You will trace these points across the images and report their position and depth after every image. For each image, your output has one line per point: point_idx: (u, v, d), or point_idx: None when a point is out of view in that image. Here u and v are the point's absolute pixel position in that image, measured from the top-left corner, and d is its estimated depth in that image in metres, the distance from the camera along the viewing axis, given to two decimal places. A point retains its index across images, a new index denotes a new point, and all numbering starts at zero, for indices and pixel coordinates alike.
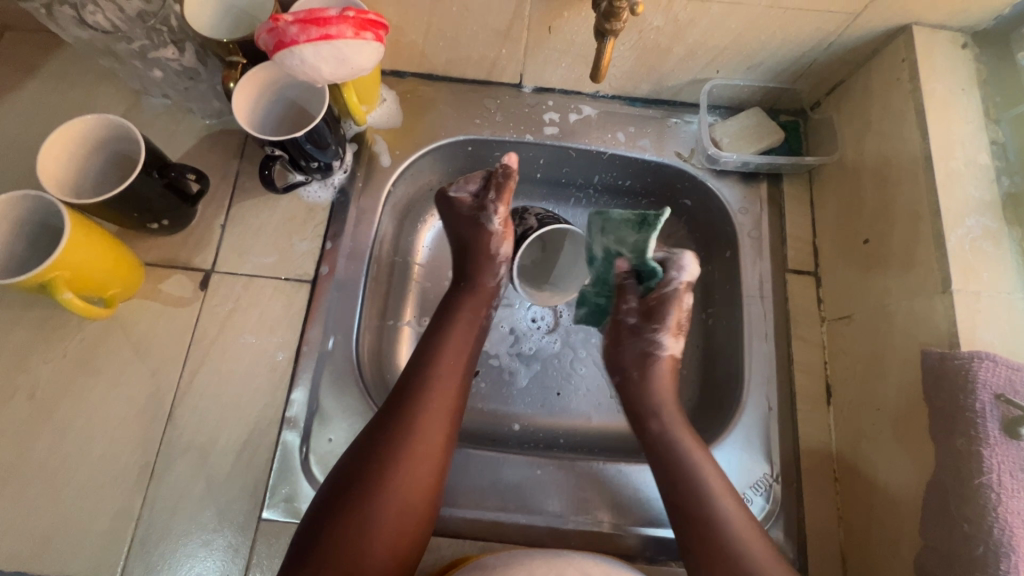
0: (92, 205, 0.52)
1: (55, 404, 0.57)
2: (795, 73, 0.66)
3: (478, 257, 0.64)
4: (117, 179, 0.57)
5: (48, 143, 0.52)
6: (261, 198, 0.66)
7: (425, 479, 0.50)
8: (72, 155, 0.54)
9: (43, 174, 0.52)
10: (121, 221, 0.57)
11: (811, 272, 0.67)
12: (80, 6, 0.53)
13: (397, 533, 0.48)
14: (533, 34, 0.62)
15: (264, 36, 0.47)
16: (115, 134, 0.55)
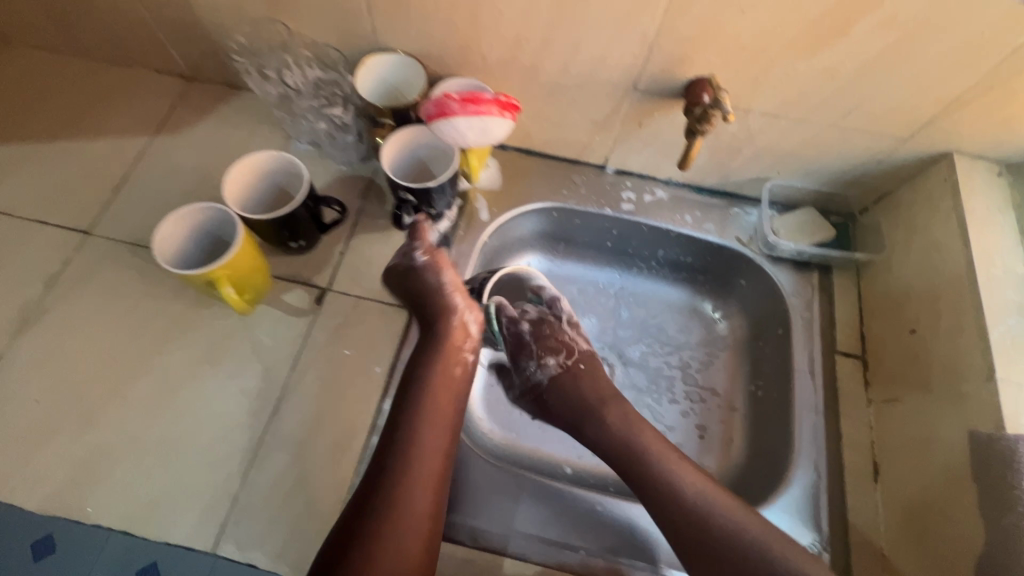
0: (258, 221, 0.63)
1: (180, 387, 0.65)
2: (847, 180, 0.76)
3: (426, 298, 0.68)
4: (273, 204, 0.69)
5: (236, 170, 0.65)
6: (376, 234, 0.77)
7: (430, 484, 0.57)
8: (249, 180, 0.67)
9: (227, 193, 0.64)
10: (272, 238, 0.67)
11: (858, 356, 0.73)
12: (284, 70, 0.73)
13: (410, 520, 0.55)
14: (625, 127, 0.75)
15: (427, 106, 0.59)
16: (284, 168, 0.67)
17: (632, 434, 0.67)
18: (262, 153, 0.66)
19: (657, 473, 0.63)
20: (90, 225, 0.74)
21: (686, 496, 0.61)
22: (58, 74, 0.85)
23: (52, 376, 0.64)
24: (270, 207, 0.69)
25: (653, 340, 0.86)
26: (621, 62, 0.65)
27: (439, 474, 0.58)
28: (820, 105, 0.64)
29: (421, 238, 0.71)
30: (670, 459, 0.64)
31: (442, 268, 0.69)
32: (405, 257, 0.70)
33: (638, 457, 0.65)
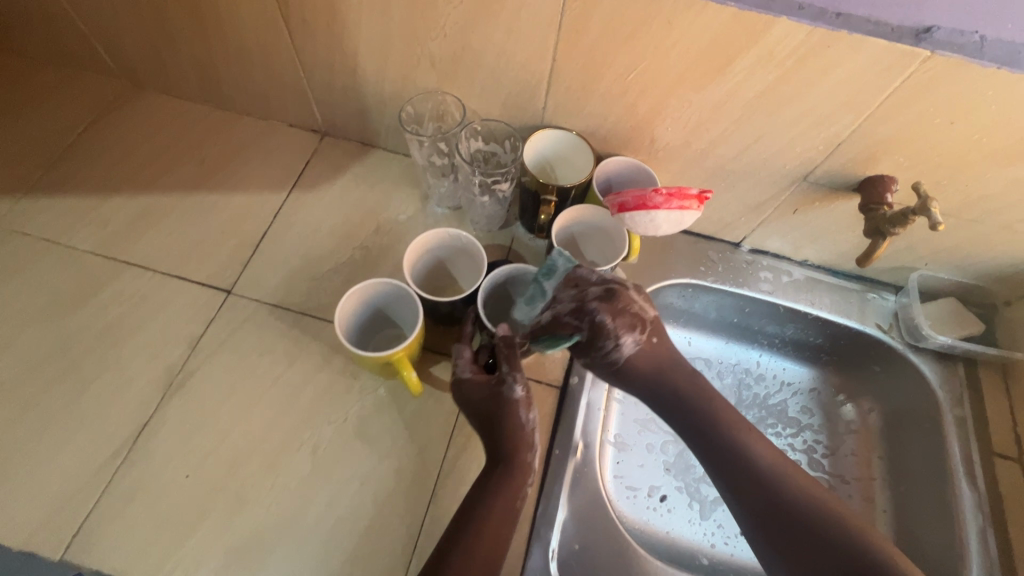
0: (436, 301, 0.62)
1: (335, 465, 0.62)
2: (996, 275, 0.75)
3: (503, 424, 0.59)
4: (431, 276, 0.70)
5: (412, 248, 0.65)
6: None
7: (496, 537, 0.53)
8: (418, 254, 0.66)
9: (404, 268, 0.64)
10: (437, 316, 0.65)
11: (1016, 458, 0.71)
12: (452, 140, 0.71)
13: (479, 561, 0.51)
14: (778, 212, 0.74)
15: (625, 196, 0.58)
16: (454, 246, 0.68)
17: (708, 400, 0.63)
18: (436, 230, 0.66)
19: (735, 443, 0.60)
20: (231, 283, 0.72)
21: (775, 475, 0.59)
22: (194, 124, 0.84)
23: (202, 448, 0.61)
24: (428, 279, 0.70)
25: (779, 422, 0.84)
26: (800, 156, 0.64)
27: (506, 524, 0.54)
28: (1000, 208, 0.64)
29: (515, 367, 0.59)
30: (755, 435, 0.61)
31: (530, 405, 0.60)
32: (504, 385, 0.59)
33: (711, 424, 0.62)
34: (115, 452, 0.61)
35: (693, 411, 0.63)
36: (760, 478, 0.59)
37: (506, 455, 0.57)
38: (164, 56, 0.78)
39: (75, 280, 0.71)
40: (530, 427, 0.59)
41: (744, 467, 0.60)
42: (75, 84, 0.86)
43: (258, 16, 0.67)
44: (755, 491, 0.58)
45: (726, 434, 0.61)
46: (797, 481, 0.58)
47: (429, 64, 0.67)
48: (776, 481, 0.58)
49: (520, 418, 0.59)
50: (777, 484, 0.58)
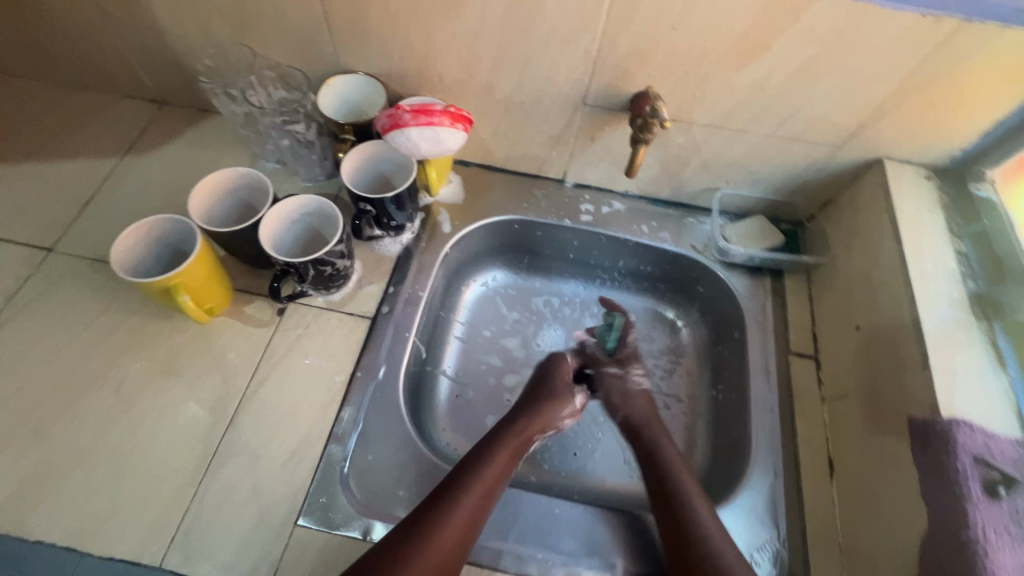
0: (219, 234, 0.64)
1: (138, 398, 0.65)
2: (791, 189, 0.79)
3: (546, 411, 0.70)
4: (238, 216, 0.71)
5: (201, 186, 0.66)
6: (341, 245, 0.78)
7: (460, 527, 0.56)
8: (215, 194, 0.69)
9: (191, 207, 0.66)
10: (235, 250, 0.68)
11: (811, 355, 0.75)
12: (249, 91, 0.76)
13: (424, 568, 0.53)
14: (579, 141, 0.78)
15: (381, 117, 0.62)
16: (250, 184, 0.69)
17: (648, 415, 0.72)
18: (228, 170, 0.68)
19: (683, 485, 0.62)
20: (54, 241, 0.75)
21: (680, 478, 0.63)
22: (32, 101, 0.87)
23: (4, 392, 0.64)
24: (236, 218, 0.71)
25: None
26: (569, 78, 0.68)
27: (479, 513, 0.57)
28: (756, 116, 0.68)
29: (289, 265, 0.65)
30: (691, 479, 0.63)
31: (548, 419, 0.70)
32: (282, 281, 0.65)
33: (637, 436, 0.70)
34: None
35: (642, 428, 0.70)
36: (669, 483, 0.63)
37: (509, 445, 0.65)
38: None
39: None
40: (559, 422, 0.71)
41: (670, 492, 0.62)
42: None
43: None
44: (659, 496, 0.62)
45: (652, 443, 0.68)
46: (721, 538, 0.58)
47: (219, 17, 0.70)
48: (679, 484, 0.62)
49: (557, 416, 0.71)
50: (684, 490, 0.62)
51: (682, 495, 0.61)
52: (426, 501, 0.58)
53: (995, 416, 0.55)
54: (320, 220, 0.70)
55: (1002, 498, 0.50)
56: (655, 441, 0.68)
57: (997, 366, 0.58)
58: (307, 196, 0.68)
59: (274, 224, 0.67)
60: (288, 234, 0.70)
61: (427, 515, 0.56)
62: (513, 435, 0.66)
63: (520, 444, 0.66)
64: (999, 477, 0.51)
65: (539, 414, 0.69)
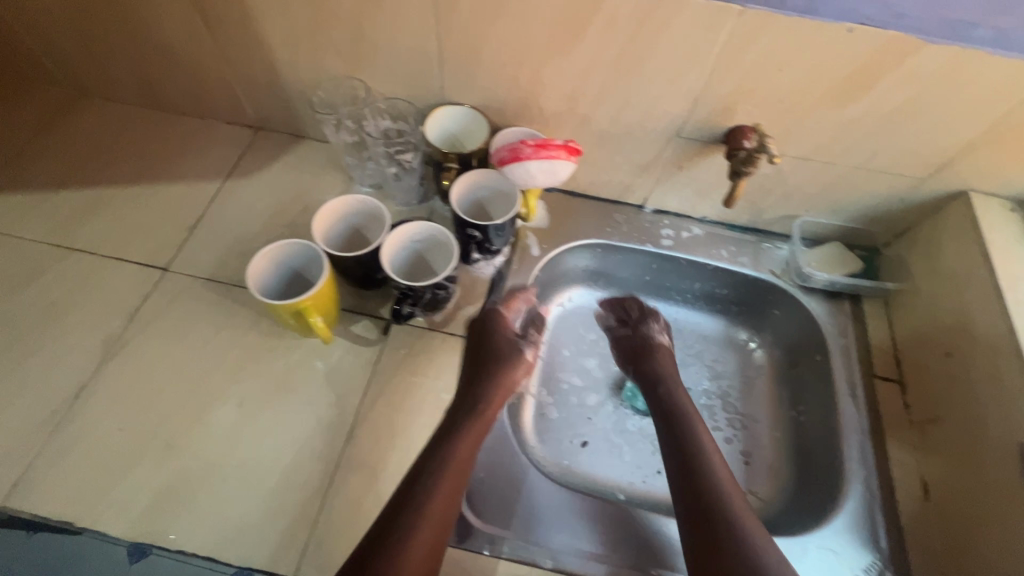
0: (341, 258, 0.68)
1: (259, 414, 0.68)
2: (870, 217, 0.82)
3: (493, 379, 0.70)
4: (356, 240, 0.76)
5: (331, 211, 0.72)
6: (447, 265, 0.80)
7: (446, 498, 0.58)
8: (340, 219, 0.73)
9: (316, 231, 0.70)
10: (350, 274, 0.71)
11: (895, 379, 0.77)
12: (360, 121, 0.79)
13: (426, 526, 0.56)
14: (666, 170, 0.82)
15: (501, 150, 0.65)
16: (361, 208, 0.73)
17: (683, 399, 0.72)
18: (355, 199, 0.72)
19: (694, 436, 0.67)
20: (168, 261, 0.79)
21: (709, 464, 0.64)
22: (138, 127, 0.92)
23: (134, 407, 0.67)
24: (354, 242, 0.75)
25: (694, 368, 0.90)
26: (668, 112, 0.72)
27: (458, 486, 0.60)
28: (848, 150, 0.71)
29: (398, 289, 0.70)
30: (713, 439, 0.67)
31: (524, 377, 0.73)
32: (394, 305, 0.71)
33: (666, 423, 0.70)
34: (55, 411, 0.66)
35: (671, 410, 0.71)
36: (695, 465, 0.63)
37: (478, 414, 0.66)
38: (105, 64, 0.86)
39: (21, 265, 0.77)
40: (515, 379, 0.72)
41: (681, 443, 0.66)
42: (27, 95, 0.93)
43: (181, 20, 0.75)
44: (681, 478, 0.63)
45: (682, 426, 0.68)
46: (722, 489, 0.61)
47: (334, 53, 0.74)
48: (704, 471, 0.63)
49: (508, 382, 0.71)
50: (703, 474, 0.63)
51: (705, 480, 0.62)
52: (411, 478, 0.60)
53: None
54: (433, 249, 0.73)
55: None
56: (688, 427, 0.68)
57: None
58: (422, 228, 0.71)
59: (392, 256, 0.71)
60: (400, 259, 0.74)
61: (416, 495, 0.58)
62: (478, 416, 0.66)
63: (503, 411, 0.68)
64: None
65: (495, 384, 0.70)
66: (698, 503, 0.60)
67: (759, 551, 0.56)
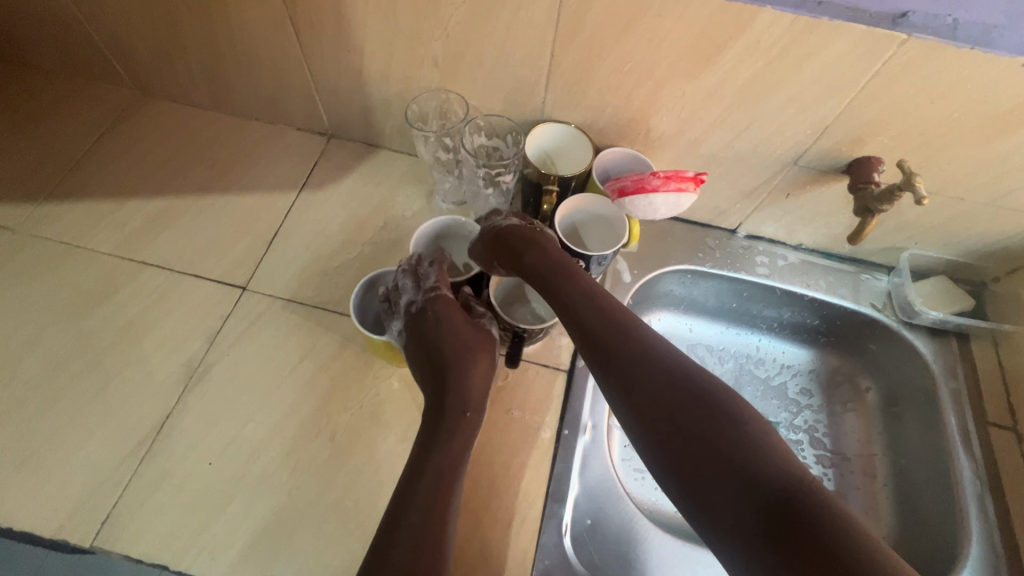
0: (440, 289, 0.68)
1: (354, 450, 0.64)
2: (983, 253, 0.78)
3: (455, 361, 0.61)
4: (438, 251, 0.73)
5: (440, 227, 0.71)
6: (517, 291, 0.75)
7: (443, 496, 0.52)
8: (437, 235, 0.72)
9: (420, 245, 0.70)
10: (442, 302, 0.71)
11: (1009, 427, 0.73)
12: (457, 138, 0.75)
13: (437, 539, 0.49)
14: (771, 196, 0.77)
15: (626, 180, 0.62)
16: (459, 234, 0.73)
17: (626, 326, 0.58)
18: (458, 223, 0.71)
19: (681, 383, 0.52)
20: (246, 279, 0.75)
21: (703, 389, 0.52)
22: (206, 131, 0.87)
23: (222, 437, 0.64)
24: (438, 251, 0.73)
25: (785, 401, 0.86)
26: (789, 140, 0.67)
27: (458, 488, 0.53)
28: (981, 186, 0.67)
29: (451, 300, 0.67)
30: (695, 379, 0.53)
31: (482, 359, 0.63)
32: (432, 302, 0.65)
33: (633, 355, 0.55)
34: (141, 441, 0.63)
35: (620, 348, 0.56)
36: (690, 395, 0.51)
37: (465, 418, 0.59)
38: (177, 65, 0.82)
39: (95, 280, 0.73)
40: (481, 352, 0.63)
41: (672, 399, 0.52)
42: (90, 94, 0.89)
43: (266, 23, 0.70)
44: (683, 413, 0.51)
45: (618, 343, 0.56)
46: (749, 442, 0.48)
47: (432, 65, 0.70)
48: (711, 401, 0.51)
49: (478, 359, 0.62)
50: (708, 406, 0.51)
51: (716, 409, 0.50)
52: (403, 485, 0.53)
53: None
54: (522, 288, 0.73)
55: None
56: (664, 367, 0.54)
57: None
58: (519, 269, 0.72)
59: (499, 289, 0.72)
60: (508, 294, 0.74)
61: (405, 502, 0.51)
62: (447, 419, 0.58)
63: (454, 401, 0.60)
64: None
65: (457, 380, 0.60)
66: (714, 444, 0.48)
67: (796, 475, 0.46)
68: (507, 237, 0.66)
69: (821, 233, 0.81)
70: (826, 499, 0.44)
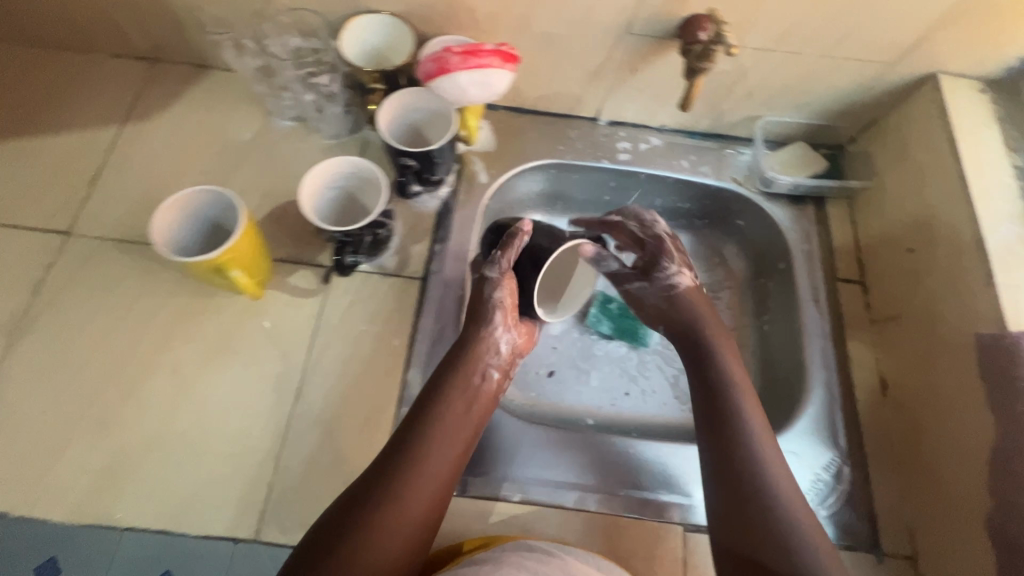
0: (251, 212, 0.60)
1: (198, 380, 0.63)
2: (836, 112, 0.77)
3: (482, 314, 0.61)
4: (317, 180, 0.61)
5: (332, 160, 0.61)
6: (347, 212, 0.68)
7: (416, 518, 0.49)
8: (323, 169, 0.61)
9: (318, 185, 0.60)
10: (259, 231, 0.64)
11: (858, 281, 0.75)
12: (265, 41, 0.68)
13: (396, 525, 0.48)
14: (618, 74, 0.74)
15: (426, 63, 0.57)
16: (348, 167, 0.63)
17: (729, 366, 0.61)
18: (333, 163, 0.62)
19: (738, 411, 0.56)
20: (70, 225, 0.70)
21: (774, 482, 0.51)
22: (9, 69, 0.78)
23: (58, 386, 0.62)
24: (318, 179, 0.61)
25: None
26: (613, 4, 0.63)
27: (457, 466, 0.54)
28: (811, 36, 0.65)
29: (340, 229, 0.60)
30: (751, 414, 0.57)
31: (501, 283, 0.62)
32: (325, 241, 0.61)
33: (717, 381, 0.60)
34: None
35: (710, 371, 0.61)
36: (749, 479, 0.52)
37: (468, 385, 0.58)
38: None
39: None
40: (500, 304, 0.61)
41: (725, 425, 0.56)
42: None
43: None
44: (733, 485, 0.52)
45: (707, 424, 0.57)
46: (763, 471, 0.52)
47: None
48: (736, 450, 0.54)
49: (495, 305, 0.61)
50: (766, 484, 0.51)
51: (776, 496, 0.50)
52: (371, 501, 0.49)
53: None
54: (348, 198, 0.67)
55: None
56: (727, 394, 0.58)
57: None
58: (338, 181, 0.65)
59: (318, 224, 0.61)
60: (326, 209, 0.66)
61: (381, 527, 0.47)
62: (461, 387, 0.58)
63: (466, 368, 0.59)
64: None
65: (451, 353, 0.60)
66: (733, 463, 0.53)
67: (784, 508, 0.50)
68: (660, 309, 0.68)
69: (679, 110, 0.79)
70: (795, 524, 0.49)
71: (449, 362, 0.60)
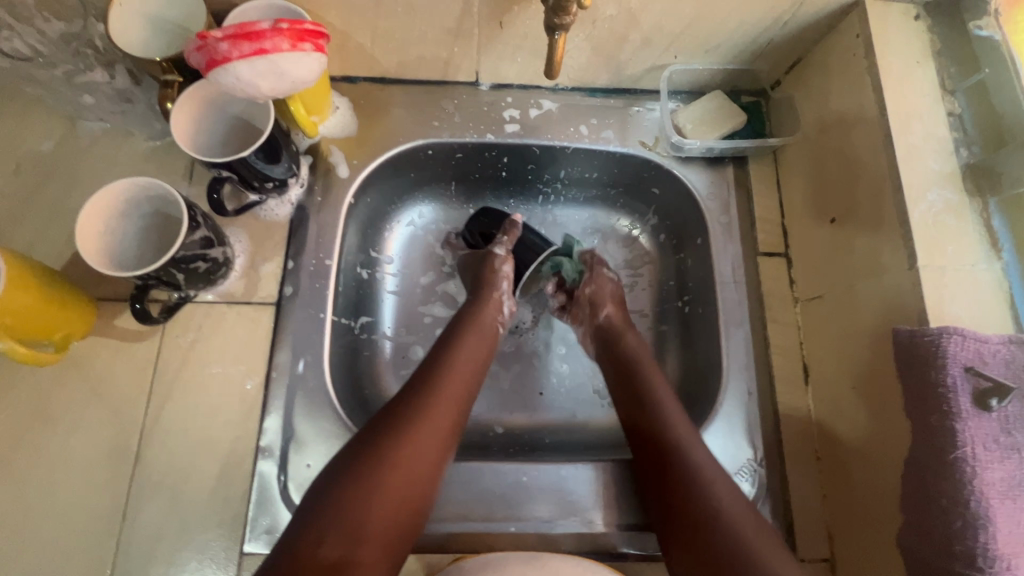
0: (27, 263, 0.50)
1: (13, 456, 0.54)
2: (754, 53, 0.65)
3: (485, 280, 0.67)
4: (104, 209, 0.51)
5: (113, 184, 0.50)
6: (158, 246, 0.55)
7: (436, 444, 0.53)
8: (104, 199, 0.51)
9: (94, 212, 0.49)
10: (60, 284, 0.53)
11: (781, 253, 0.66)
12: None
13: (398, 486, 0.49)
14: (484, 31, 0.60)
15: (193, 54, 0.44)
16: (144, 196, 0.52)
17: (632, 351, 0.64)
18: (117, 187, 0.51)
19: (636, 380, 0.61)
20: None
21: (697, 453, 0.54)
22: None
23: None
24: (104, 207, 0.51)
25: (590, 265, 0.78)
26: None
27: (456, 426, 0.55)
28: None
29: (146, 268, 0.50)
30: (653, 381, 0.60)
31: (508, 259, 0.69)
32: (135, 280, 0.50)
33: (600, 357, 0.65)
34: None
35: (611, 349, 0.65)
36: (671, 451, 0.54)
37: (456, 345, 0.61)
38: None
39: None
40: (508, 276, 0.68)
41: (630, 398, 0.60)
42: None
43: None
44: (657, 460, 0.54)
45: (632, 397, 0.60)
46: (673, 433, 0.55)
47: None
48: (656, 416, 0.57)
49: (501, 275, 0.68)
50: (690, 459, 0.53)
51: (688, 471, 0.52)
52: (378, 443, 0.51)
53: (992, 313, 0.48)
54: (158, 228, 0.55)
55: (992, 409, 0.43)
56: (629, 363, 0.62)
57: (992, 252, 0.49)
58: (134, 210, 0.53)
59: (93, 223, 0.50)
60: (132, 236, 0.54)
61: (402, 453, 0.51)
62: (456, 354, 0.60)
63: (478, 334, 0.63)
64: (991, 386, 0.43)
65: (465, 325, 0.63)
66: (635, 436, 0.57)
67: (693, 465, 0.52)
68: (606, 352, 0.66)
69: (570, 66, 0.66)
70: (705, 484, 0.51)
71: (461, 316, 0.65)
